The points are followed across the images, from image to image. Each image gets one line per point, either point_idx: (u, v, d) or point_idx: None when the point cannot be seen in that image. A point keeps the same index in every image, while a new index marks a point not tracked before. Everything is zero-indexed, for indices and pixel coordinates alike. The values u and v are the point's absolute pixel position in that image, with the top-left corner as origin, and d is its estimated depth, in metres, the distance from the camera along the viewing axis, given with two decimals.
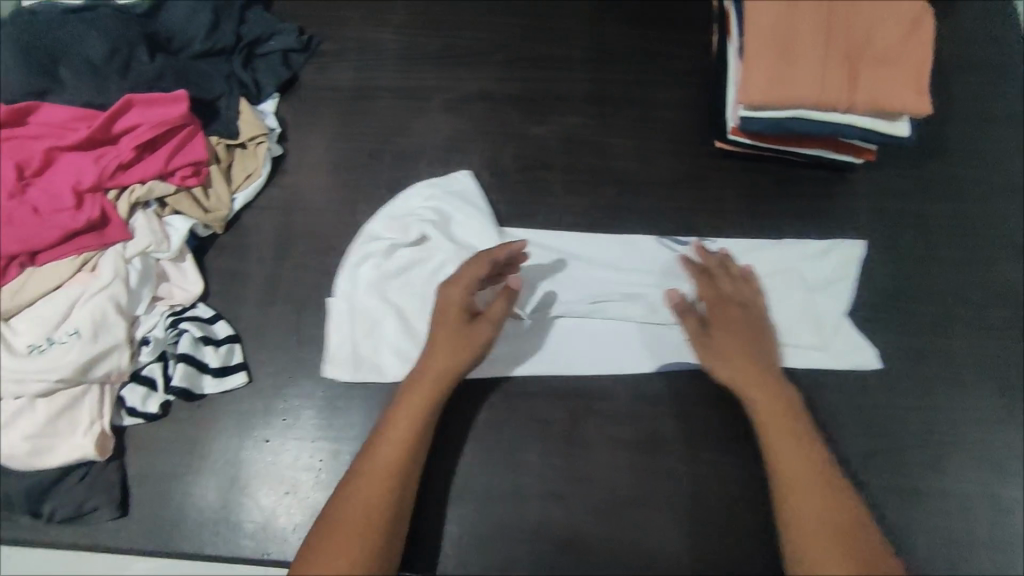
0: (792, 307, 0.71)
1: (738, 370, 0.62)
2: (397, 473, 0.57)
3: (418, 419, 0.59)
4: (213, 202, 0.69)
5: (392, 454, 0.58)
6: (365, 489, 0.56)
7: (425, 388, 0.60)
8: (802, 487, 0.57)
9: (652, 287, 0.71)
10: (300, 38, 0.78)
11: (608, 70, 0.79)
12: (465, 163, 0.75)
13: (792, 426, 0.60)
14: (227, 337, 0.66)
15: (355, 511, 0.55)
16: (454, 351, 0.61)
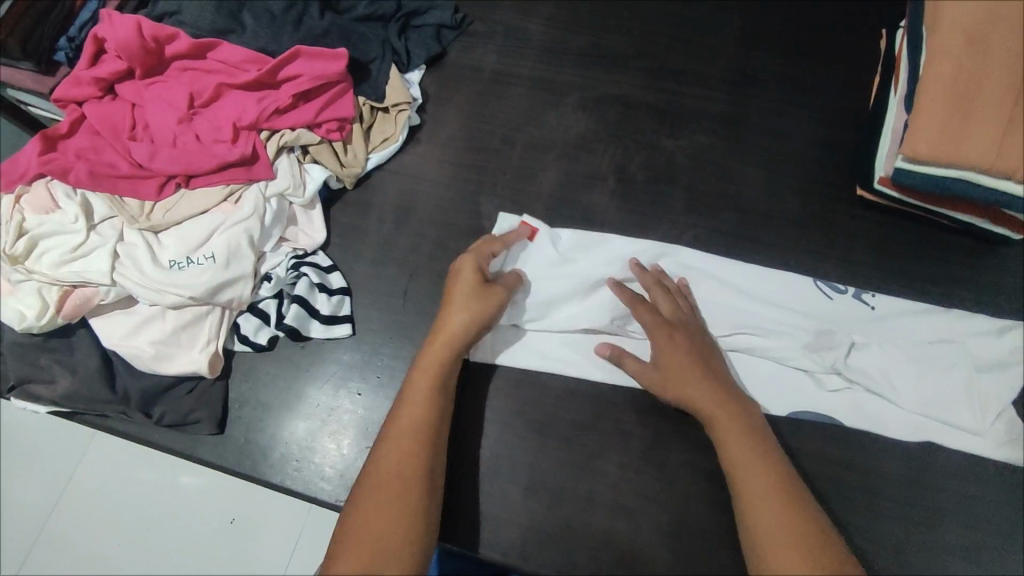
0: (950, 381, 0.62)
1: (686, 384, 0.59)
2: (425, 443, 0.55)
3: (430, 383, 0.58)
4: (350, 157, 0.72)
5: (416, 416, 0.56)
6: (396, 449, 0.55)
7: (443, 347, 0.60)
8: (770, 524, 0.51)
9: (795, 329, 0.64)
10: (454, 15, 0.80)
11: (758, 91, 0.76)
12: (593, 161, 0.74)
13: (763, 456, 0.55)
14: (340, 288, 0.68)
15: (390, 473, 0.53)
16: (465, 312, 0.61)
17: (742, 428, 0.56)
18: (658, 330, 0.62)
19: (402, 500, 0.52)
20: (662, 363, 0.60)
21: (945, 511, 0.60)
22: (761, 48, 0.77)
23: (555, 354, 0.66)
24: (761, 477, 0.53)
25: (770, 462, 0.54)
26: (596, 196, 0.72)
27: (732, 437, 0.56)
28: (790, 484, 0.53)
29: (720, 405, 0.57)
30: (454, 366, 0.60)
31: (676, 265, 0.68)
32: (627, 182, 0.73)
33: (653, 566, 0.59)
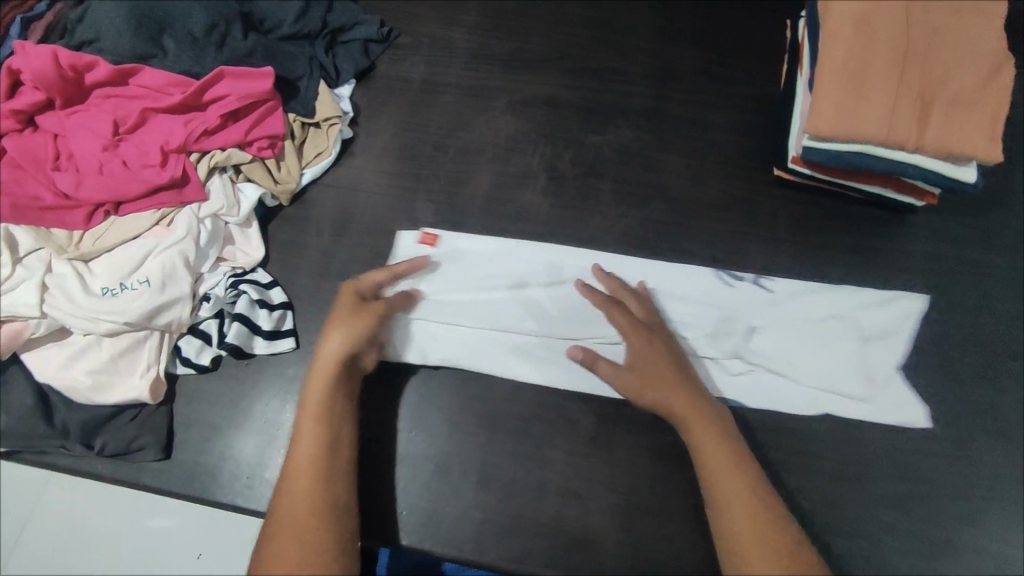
0: (838, 354, 0.66)
1: (664, 396, 0.60)
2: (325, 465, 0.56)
3: (312, 403, 0.59)
4: (283, 174, 0.73)
5: (311, 447, 0.57)
6: (304, 484, 0.56)
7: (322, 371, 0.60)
8: (739, 530, 0.54)
9: (694, 317, 0.68)
10: (381, 29, 0.82)
11: (676, 85, 0.79)
12: (524, 161, 0.76)
13: (736, 462, 0.57)
14: (281, 303, 0.69)
15: (299, 507, 0.55)
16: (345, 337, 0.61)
17: (718, 439, 0.58)
18: (636, 333, 0.64)
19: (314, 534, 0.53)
20: (638, 364, 0.62)
21: (879, 467, 0.63)
22: (677, 44, 0.81)
23: (504, 361, 0.67)
24: (738, 487, 0.56)
25: (743, 464, 0.57)
26: (529, 195, 0.74)
27: (705, 440, 0.58)
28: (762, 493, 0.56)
29: (698, 417, 0.59)
30: (325, 386, 0.59)
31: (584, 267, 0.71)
32: (557, 180, 0.75)
33: (606, 547, 0.60)
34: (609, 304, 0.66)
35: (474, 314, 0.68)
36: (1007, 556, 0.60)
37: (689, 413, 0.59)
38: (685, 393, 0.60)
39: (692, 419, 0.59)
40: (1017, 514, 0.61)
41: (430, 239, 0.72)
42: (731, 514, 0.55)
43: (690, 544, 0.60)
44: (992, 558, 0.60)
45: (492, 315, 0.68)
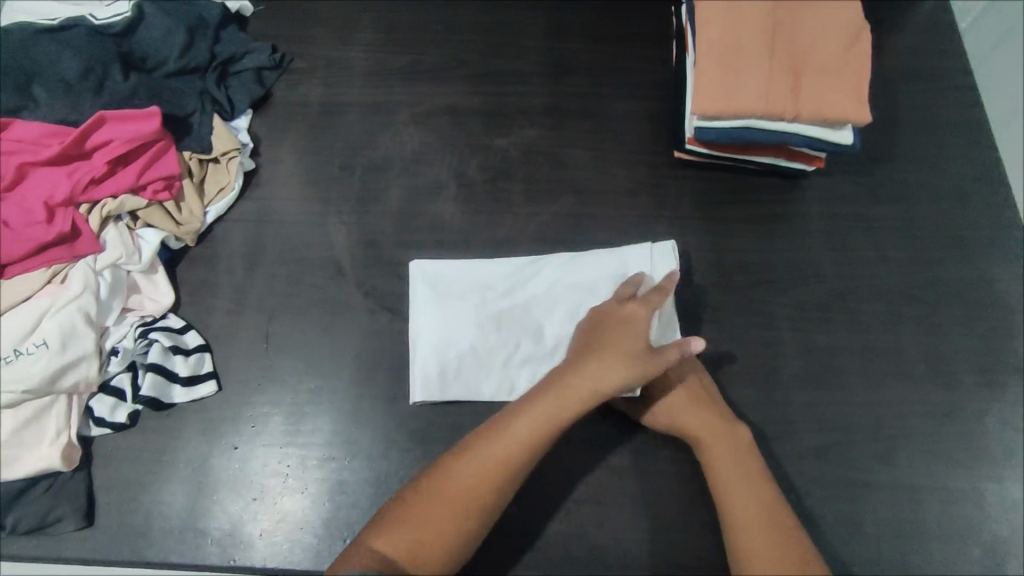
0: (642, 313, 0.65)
1: (694, 420, 0.60)
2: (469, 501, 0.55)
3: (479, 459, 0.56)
4: (185, 215, 0.71)
5: (493, 459, 0.55)
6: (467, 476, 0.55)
7: (576, 399, 0.56)
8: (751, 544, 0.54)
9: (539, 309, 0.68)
10: (272, 56, 0.80)
11: (574, 79, 0.81)
12: (432, 172, 0.76)
13: (753, 481, 0.57)
14: (197, 345, 0.67)
15: (463, 491, 0.55)
16: (618, 367, 0.57)
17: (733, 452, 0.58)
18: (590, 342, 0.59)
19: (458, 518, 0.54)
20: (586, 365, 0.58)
21: (802, 423, 0.65)
22: (570, 39, 0.82)
23: (437, 380, 0.65)
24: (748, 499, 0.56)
25: (757, 484, 0.57)
26: (441, 204, 0.74)
27: (720, 457, 0.58)
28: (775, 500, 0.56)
29: (726, 440, 0.59)
30: (568, 418, 0.56)
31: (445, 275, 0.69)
32: (467, 187, 0.75)
33: (552, 542, 0.62)
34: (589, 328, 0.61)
35: (342, 333, 0.68)
36: (923, 488, 0.63)
37: (710, 432, 0.59)
38: (702, 414, 0.60)
39: (709, 436, 0.59)
40: (932, 448, 0.64)
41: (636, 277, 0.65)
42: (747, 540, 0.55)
43: (629, 525, 0.62)
44: (912, 492, 0.63)
45: (421, 333, 0.67)
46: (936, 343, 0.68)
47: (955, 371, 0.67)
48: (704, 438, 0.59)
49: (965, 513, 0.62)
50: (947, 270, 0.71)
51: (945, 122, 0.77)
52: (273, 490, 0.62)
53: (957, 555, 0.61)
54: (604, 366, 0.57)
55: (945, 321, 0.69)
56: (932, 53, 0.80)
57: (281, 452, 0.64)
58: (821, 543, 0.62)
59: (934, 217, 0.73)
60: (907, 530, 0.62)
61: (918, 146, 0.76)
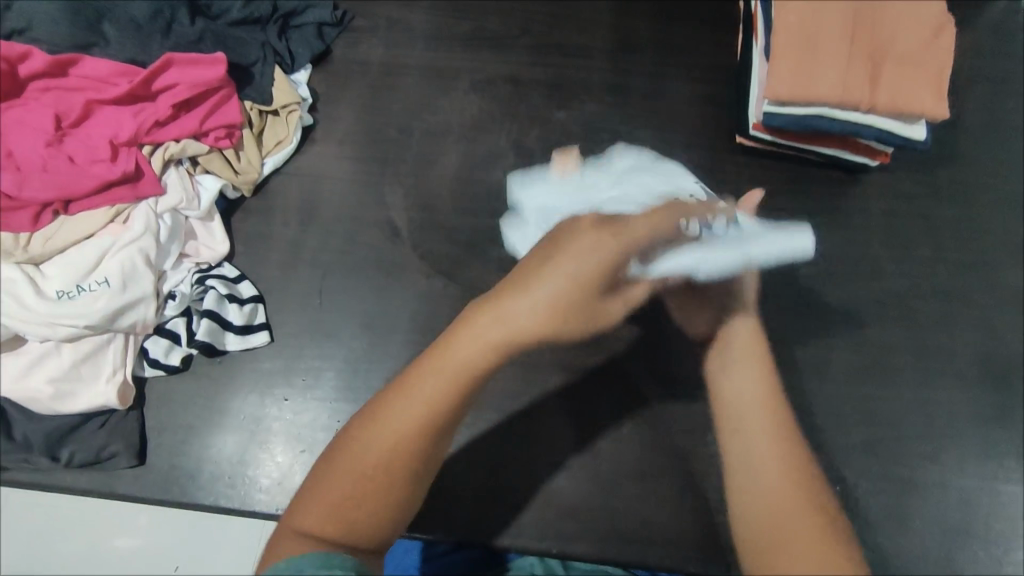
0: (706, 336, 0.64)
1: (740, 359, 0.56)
2: (405, 453, 0.47)
3: (404, 416, 0.48)
4: (244, 164, 0.70)
5: (411, 424, 0.48)
6: (389, 431, 0.48)
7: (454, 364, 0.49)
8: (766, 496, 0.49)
9: None
10: (335, 12, 0.80)
11: (638, 57, 0.79)
12: (491, 141, 0.75)
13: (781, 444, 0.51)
14: (251, 297, 0.67)
15: (385, 450, 0.47)
16: (547, 315, 0.51)
17: (772, 424, 0.52)
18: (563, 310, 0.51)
19: (393, 484, 0.47)
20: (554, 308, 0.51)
21: (850, 414, 0.65)
22: (636, 15, 0.81)
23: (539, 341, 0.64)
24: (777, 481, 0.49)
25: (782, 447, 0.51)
26: (498, 172, 0.74)
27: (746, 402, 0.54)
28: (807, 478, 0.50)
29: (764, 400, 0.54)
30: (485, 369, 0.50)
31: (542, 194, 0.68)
32: (526, 158, 0.75)
33: (597, 515, 0.62)
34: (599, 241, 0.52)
35: (395, 294, 0.68)
36: (965, 487, 0.64)
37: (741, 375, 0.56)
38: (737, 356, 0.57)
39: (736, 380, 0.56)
40: (979, 450, 0.65)
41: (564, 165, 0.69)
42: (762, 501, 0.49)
43: (675, 503, 0.62)
44: (955, 493, 0.63)
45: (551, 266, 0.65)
46: (990, 347, 0.68)
47: (1004, 374, 0.67)
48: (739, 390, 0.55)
49: (1003, 514, 0.63)
50: (1005, 275, 0.70)
51: (1011, 126, 0.76)
52: (323, 443, 0.62)
53: (994, 554, 0.62)
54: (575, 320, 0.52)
55: (998, 325, 0.68)
56: (1004, 55, 0.78)
57: (331, 407, 0.64)
58: (860, 534, 0.62)
59: (996, 221, 0.72)
60: (948, 529, 0.62)
61: (983, 149, 0.75)
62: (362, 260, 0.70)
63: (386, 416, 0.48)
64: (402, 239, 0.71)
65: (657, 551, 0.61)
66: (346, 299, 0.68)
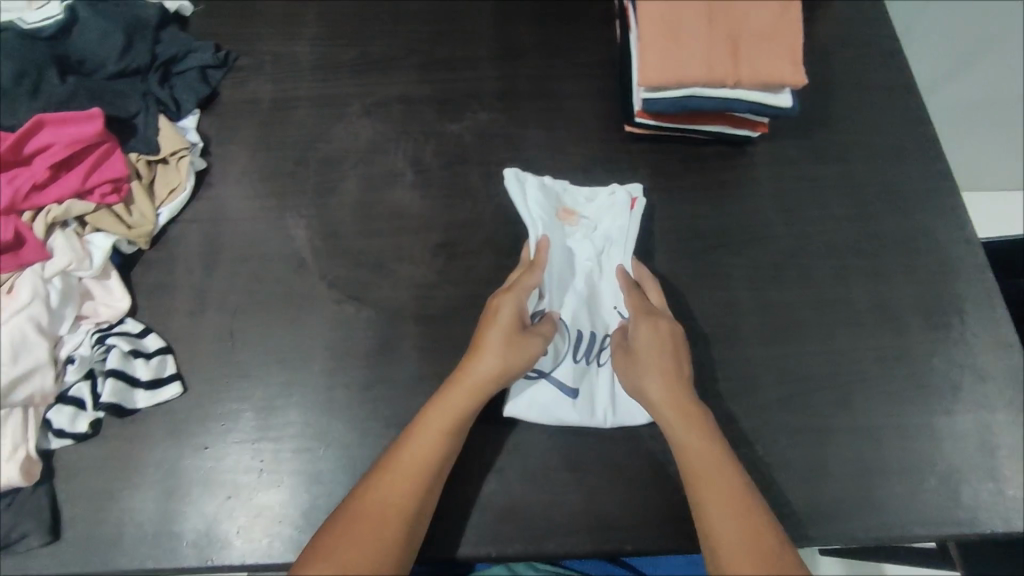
0: None
1: (661, 379, 0.61)
2: (391, 534, 0.54)
3: (374, 509, 0.55)
4: (136, 218, 0.69)
5: (390, 508, 0.55)
6: (368, 523, 0.54)
7: (432, 430, 0.59)
8: (715, 508, 0.55)
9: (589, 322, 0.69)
10: (216, 54, 0.80)
11: (522, 61, 0.82)
12: (388, 161, 0.76)
13: (716, 453, 0.58)
14: (158, 349, 0.65)
15: (372, 535, 0.53)
16: (501, 361, 0.60)
17: (704, 437, 0.59)
18: (506, 343, 0.61)
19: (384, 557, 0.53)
20: (489, 352, 0.61)
21: (764, 374, 0.68)
22: (515, 23, 0.84)
23: (535, 398, 0.65)
24: (712, 494, 0.56)
25: (719, 458, 0.58)
26: (398, 191, 0.74)
27: (679, 423, 0.59)
28: (740, 481, 0.57)
29: (692, 414, 0.60)
30: (445, 459, 0.58)
31: (546, 200, 0.71)
32: (425, 175, 0.75)
33: (534, 513, 0.62)
34: (516, 318, 0.63)
35: (308, 326, 0.68)
36: (878, 427, 0.66)
37: (675, 401, 0.60)
38: (667, 376, 0.61)
39: (671, 407, 0.60)
40: (885, 390, 0.68)
41: (569, 215, 0.73)
42: (712, 509, 0.55)
43: (609, 488, 0.63)
44: (869, 435, 0.66)
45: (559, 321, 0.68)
46: (882, 292, 0.71)
47: (898, 316, 0.71)
48: (666, 417, 0.60)
49: (918, 447, 0.66)
50: (888, 223, 0.74)
51: (876, 84, 0.81)
52: (248, 487, 0.61)
53: (915, 488, 0.64)
54: (507, 355, 0.61)
55: (886, 270, 0.72)
56: (860, 21, 0.84)
57: (253, 448, 0.63)
58: (787, 489, 0.64)
59: (874, 174, 0.76)
60: (869, 469, 0.65)
61: (853, 109, 0.79)
62: (272, 295, 0.69)
63: (361, 514, 0.54)
64: (309, 268, 0.70)
65: (597, 539, 0.61)
66: (258, 338, 0.67)
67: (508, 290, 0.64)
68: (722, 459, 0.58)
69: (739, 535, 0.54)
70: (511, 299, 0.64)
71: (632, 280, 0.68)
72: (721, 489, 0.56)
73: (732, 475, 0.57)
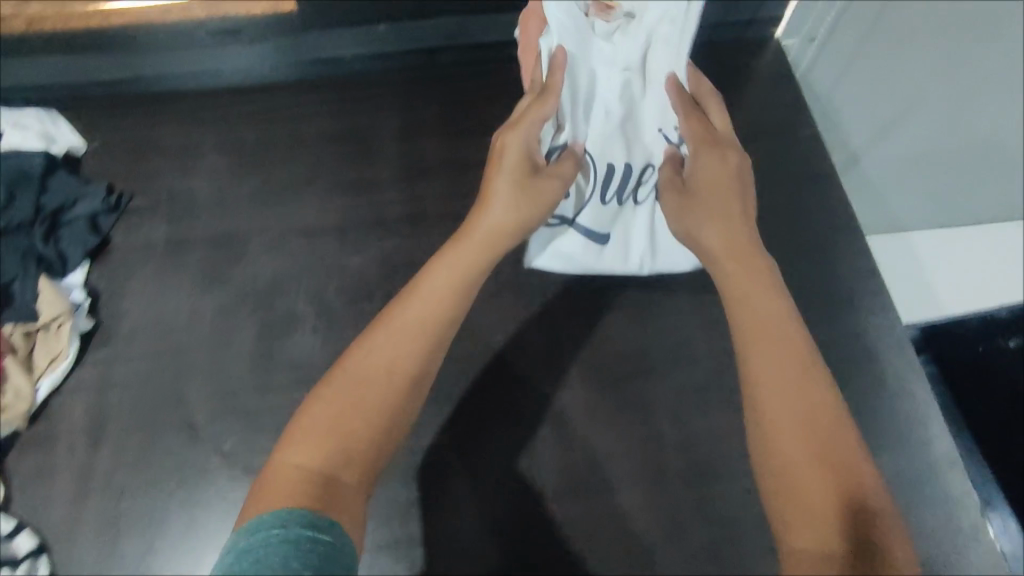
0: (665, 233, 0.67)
1: (724, 248, 0.56)
2: (376, 386, 0.49)
3: (343, 386, 0.49)
4: (11, 396, 0.64)
5: (372, 369, 0.50)
6: (333, 401, 0.48)
7: (407, 324, 0.52)
8: (778, 417, 0.48)
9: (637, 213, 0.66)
10: (107, 199, 0.75)
11: (431, 180, 0.77)
12: (288, 305, 0.71)
13: (800, 365, 0.50)
14: (29, 551, 0.60)
15: (331, 423, 0.47)
16: (518, 214, 0.56)
17: (793, 354, 0.50)
18: (516, 176, 0.56)
19: (360, 432, 0.47)
20: (496, 193, 0.56)
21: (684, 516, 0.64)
22: (424, 138, 0.80)
23: (557, 241, 0.68)
24: (787, 395, 0.49)
25: (805, 369, 0.50)
26: (298, 339, 0.69)
27: (749, 309, 0.53)
28: (829, 409, 0.48)
29: (763, 302, 0.53)
30: (438, 335, 0.52)
31: (578, 39, 0.57)
32: (328, 317, 0.70)
33: None
34: (524, 162, 0.57)
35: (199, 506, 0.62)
36: None
37: (768, 318, 0.52)
38: (763, 315, 0.53)
39: (757, 324, 0.52)
40: None
41: (605, 10, 0.57)
42: (782, 447, 0.47)
43: None
44: None
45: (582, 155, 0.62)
46: None
47: None
48: (727, 269, 0.56)
49: None
50: (822, 334, 0.70)
51: (799, 179, 0.77)
52: None
53: None
54: (521, 211, 0.56)
55: None
56: (778, 111, 0.81)
57: None
58: None
59: (805, 278, 0.72)
60: None
61: (779, 207, 0.75)
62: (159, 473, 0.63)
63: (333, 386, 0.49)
64: (201, 438, 0.65)
65: None
66: (144, 525, 0.62)
67: (514, 125, 0.57)
68: (805, 361, 0.50)
69: (812, 465, 0.46)
70: (523, 132, 0.57)
71: (686, 97, 0.59)
72: (800, 402, 0.48)
73: (824, 402, 0.49)
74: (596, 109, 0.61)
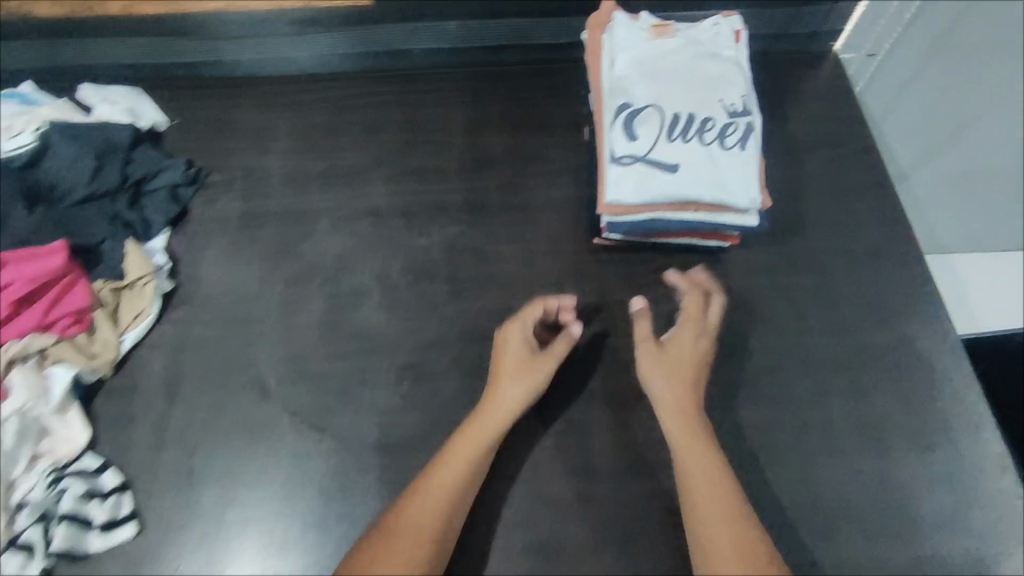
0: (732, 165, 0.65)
1: (673, 389, 0.63)
2: (435, 522, 0.57)
3: (407, 514, 0.57)
4: (99, 346, 0.69)
5: (433, 494, 0.58)
6: (401, 532, 0.56)
7: (452, 450, 0.61)
8: (709, 519, 0.57)
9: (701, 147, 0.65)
10: (187, 171, 0.81)
11: (492, 171, 0.82)
12: (356, 280, 0.75)
13: (716, 469, 0.59)
14: (115, 488, 0.64)
15: (402, 546, 0.55)
16: (528, 371, 0.64)
17: (711, 460, 0.60)
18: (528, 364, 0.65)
19: (421, 532, 0.56)
20: (508, 376, 0.64)
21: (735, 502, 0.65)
22: (487, 131, 0.84)
23: (629, 178, 0.65)
24: (717, 498, 0.57)
25: (717, 469, 0.59)
26: (364, 312, 0.74)
27: (679, 431, 0.61)
28: (740, 504, 0.58)
29: (693, 424, 0.62)
30: (479, 462, 0.61)
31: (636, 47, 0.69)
32: (391, 293, 0.75)
33: None
34: (523, 352, 0.65)
35: (269, 458, 0.67)
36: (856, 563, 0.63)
37: (689, 435, 0.61)
38: (692, 434, 0.61)
39: (682, 438, 0.61)
40: (864, 524, 0.65)
41: (663, 31, 0.70)
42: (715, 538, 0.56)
43: None
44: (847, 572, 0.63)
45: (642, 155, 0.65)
46: (858, 412, 0.69)
47: (878, 438, 0.68)
48: (667, 413, 0.62)
49: None
50: (866, 337, 0.73)
51: (849, 189, 0.80)
52: None
53: None
54: (529, 370, 0.64)
55: (864, 388, 0.70)
56: (831, 123, 0.84)
57: None
58: None
59: (849, 284, 0.75)
60: None
61: (827, 215, 0.78)
62: (232, 426, 0.68)
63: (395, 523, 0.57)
64: (272, 396, 0.70)
65: None
66: (218, 473, 0.66)
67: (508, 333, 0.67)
68: (718, 464, 0.60)
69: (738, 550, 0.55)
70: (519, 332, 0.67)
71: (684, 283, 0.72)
72: (723, 504, 0.57)
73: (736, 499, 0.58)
74: (656, 88, 0.67)
